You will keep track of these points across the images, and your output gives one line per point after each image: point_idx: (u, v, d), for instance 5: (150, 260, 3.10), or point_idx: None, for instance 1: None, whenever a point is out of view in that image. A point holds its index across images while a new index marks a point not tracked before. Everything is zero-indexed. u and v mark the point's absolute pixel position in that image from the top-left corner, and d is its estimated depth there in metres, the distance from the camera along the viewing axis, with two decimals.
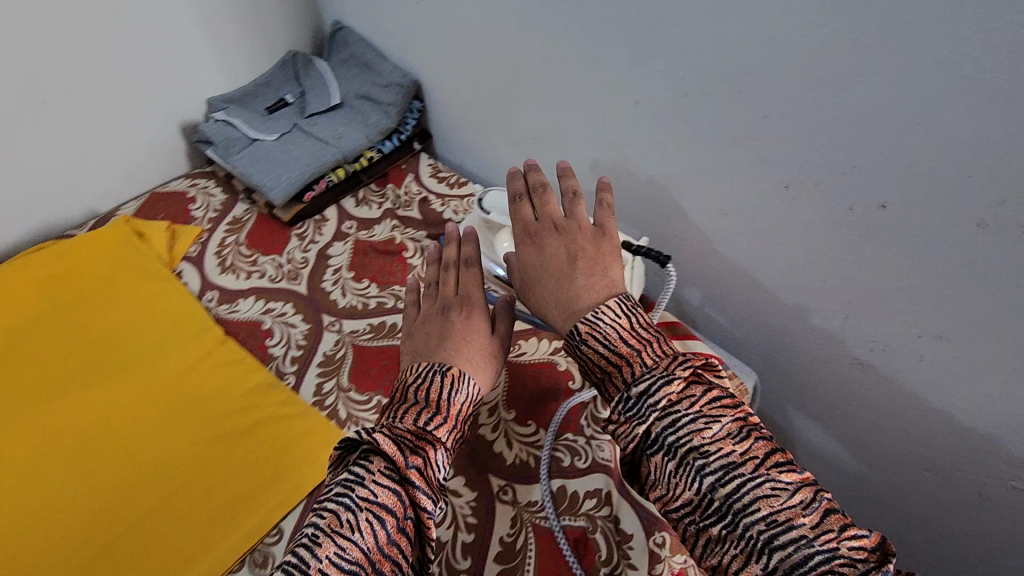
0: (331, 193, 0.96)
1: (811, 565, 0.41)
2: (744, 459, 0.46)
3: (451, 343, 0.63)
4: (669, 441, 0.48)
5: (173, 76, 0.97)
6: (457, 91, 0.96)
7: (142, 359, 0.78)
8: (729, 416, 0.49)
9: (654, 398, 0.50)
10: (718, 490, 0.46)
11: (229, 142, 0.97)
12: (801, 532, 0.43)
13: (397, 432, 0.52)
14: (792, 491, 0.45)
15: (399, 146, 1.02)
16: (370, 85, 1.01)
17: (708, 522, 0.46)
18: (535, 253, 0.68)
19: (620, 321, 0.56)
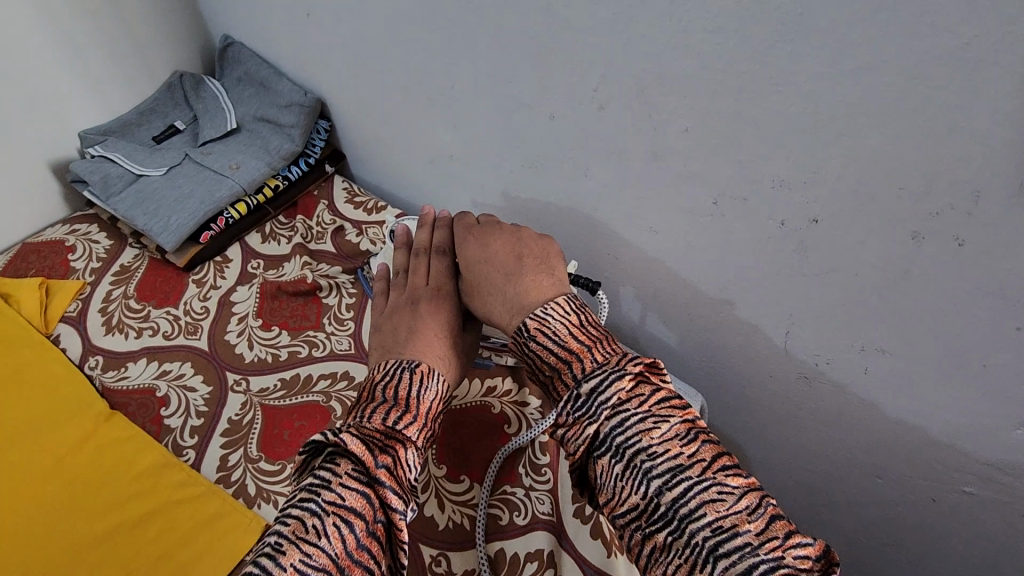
0: (232, 231, 0.87)
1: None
2: (691, 462, 0.44)
3: (417, 336, 0.59)
4: (617, 442, 0.46)
5: (36, 109, 0.85)
6: (365, 108, 0.88)
7: (11, 447, 0.67)
8: (677, 418, 0.47)
9: (606, 396, 0.48)
10: (664, 494, 0.44)
11: (109, 180, 0.86)
12: (746, 539, 0.41)
13: (366, 433, 0.48)
14: (738, 496, 0.43)
15: (309, 170, 0.93)
16: (269, 106, 0.92)
17: (654, 529, 0.44)
18: (479, 249, 0.64)
19: (569, 318, 0.54)
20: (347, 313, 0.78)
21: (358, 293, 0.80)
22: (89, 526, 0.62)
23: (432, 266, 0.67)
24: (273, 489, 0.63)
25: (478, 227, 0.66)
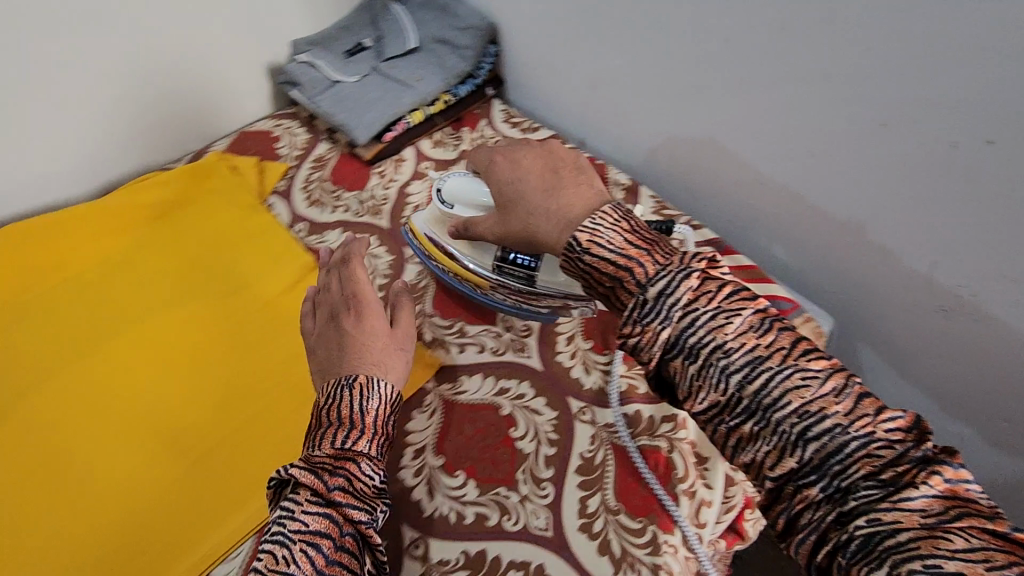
0: (409, 134, 0.99)
1: (846, 452, 0.44)
2: (770, 353, 0.48)
3: (348, 351, 0.62)
4: (690, 343, 0.50)
5: (263, 16, 1.00)
6: (533, 33, 0.97)
7: (243, 287, 0.85)
8: (748, 313, 0.50)
9: (671, 294, 0.51)
10: (746, 388, 0.48)
11: (314, 83, 1.01)
12: (835, 420, 0.45)
13: (316, 461, 0.54)
14: (823, 380, 0.47)
15: (474, 90, 1.03)
16: (445, 29, 1.02)
17: (740, 421, 0.48)
18: (512, 167, 0.67)
19: (621, 225, 0.56)
20: None
21: None
22: (297, 356, 0.78)
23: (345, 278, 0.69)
24: (447, 337, 0.76)
25: (501, 148, 0.69)
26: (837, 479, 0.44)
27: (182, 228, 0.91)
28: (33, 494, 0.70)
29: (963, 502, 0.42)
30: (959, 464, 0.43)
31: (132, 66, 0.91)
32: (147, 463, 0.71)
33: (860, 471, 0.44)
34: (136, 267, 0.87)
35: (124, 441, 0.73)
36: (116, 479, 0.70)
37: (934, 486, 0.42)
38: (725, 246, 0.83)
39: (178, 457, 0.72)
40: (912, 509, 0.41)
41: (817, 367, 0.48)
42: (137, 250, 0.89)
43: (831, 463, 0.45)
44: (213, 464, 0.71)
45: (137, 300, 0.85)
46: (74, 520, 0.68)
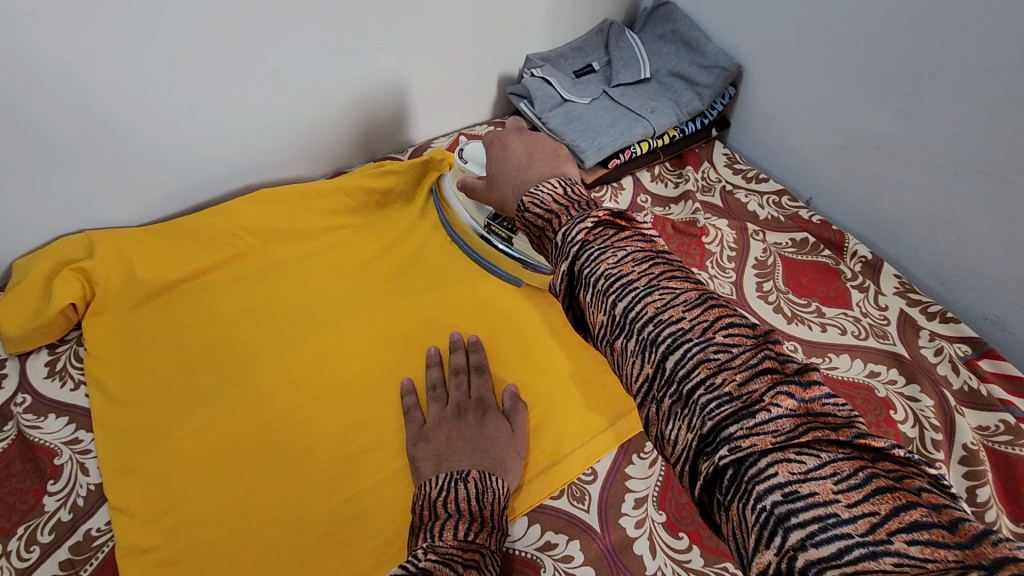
0: (630, 164, 0.96)
1: (689, 356, 0.40)
2: (639, 276, 0.44)
3: (468, 442, 0.61)
4: (584, 273, 0.46)
5: (512, 27, 1.02)
6: (788, 83, 0.93)
7: (438, 301, 0.81)
8: (635, 247, 0.46)
9: (572, 243, 0.47)
10: (619, 306, 0.44)
11: (544, 98, 1.00)
12: (683, 328, 0.42)
13: (444, 552, 0.46)
14: (678, 295, 0.43)
15: (700, 130, 1.00)
16: (687, 64, 1.00)
17: (613, 339, 0.44)
18: (501, 149, 0.66)
19: (558, 190, 0.53)
20: (729, 263, 0.85)
21: (739, 247, 0.87)
22: None
23: (474, 384, 0.69)
24: None
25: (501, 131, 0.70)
26: (683, 385, 0.40)
27: (405, 225, 0.90)
28: (232, 445, 0.68)
29: (815, 417, 0.37)
30: (811, 381, 0.39)
31: (394, 59, 0.94)
32: (271, 484, 0.65)
33: (700, 374, 0.40)
34: (338, 258, 0.87)
35: (256, 448, 0.68)
36: (237, 489, 0.65)
37: (786, 406, 0.37)
38: (987, 349, 0.74)
39: (301, 489, 0.65)
40: (763, 430, 0.36)
41: (678, 289, 0.44)
42: (347, 242, 0.90)
43: (680, 371, 0.40)
44: (338, 513, 0.63)
45: (323, 293, 0.83)
46: (264, 483, 0.65)
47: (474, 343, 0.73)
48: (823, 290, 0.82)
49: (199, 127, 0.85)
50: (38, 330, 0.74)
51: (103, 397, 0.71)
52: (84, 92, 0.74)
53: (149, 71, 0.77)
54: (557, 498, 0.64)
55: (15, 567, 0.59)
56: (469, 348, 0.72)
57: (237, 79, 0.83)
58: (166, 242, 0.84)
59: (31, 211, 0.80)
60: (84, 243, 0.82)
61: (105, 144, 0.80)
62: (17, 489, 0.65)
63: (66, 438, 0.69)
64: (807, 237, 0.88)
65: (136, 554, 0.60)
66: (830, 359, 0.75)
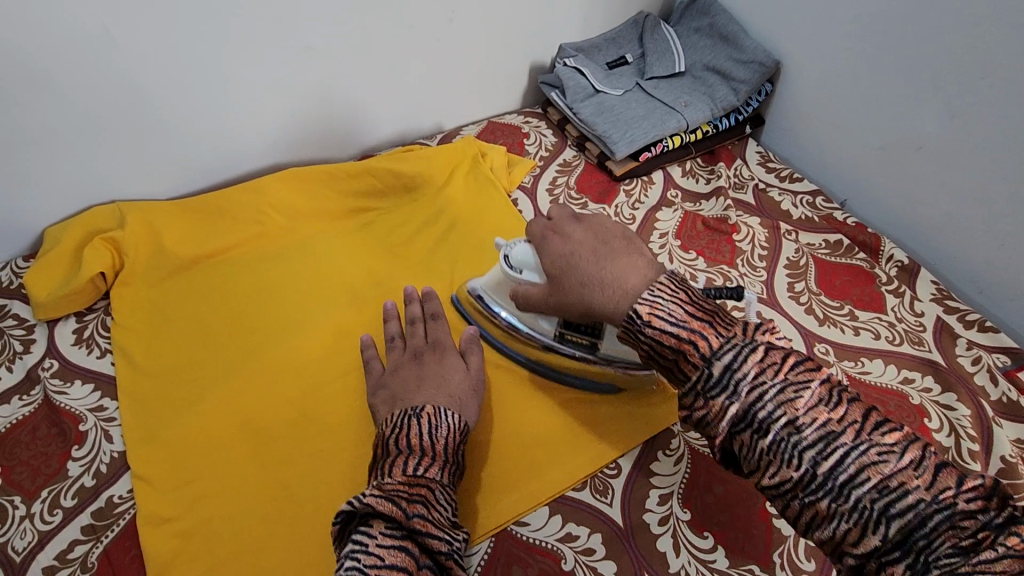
0: (662, 158, 0.95)
1: (929, 526, 0.41)
2: (842, 428, 0.45)
3: (423, 383, 0.62)
4: (760, 418, 0.46)
5: (548, 16, 1.00)
6: (827, 81, 0.91)
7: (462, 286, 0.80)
8: (818, 386, 0.47)
9: (745, 386, 0.47)
10: (820, 464, 0.44)
11: (576, 88, 0.98)
12: (917, 495, 0.42)
13: (391, 489, 0.51)
14: (899, 454, 0.43)
15: (734, 126, 0.98)
16: (723, 59, 0.99)
17: (814, 498, 0.44)
18: (562, 242, 0.63)
19: (679, 297, 0.52)
20: (760, 262, 0.83)
21: (771, 247, 0.85)
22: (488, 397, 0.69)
23: (431, 328, 0.69)
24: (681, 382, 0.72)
25: (554, 220, 0.67)
26: (922, 554, 0.41)
27: (427, 210, 0.90)
28: (253, 421, 0.68)
29: None
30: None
31: (428, 44, 0.94)
32: (290, 465, 0.65)
33: (943, 542, 0.40)
34: (362, 241, 0.87)
35: (275, 428, 0.67)
36: (256, 468, 0.64)
37: (1010, 544, 0.39)
38: None
39: (319, 472, 0.64)
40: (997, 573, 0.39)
41: (888, 440, 0.44)
42: (371, 224, 0.89)
43: (914, 537, 0.41)
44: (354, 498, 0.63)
45: (345, 275, 0.83)
46: (282, 463, 0.65)
47: (428, 291, 0.74)
48: (857, 294, 0.80)
49: (232, 102, 0.85)
50: (67, 296, 0.75)
51: (128, 366, 0.72)
52: (123, 63, 0.74)
53: (187, 44, 0.77)
54: (579, 490, 0.63)
55: (38, 530, 0.60)
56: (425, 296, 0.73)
57: (272, 57, 0.83)
58: (195, 217, 0.84)
59: (65, 180, 0.81)
60: (114, 212, 0.82)
61: (139, 116, 0.80)
62: (42, 453, 0.65)
63: (91, 405, 0.69)
64: (842, 239, 0.85)
65: (156, 523, 0.60)
66: (862, 363, 0.73)
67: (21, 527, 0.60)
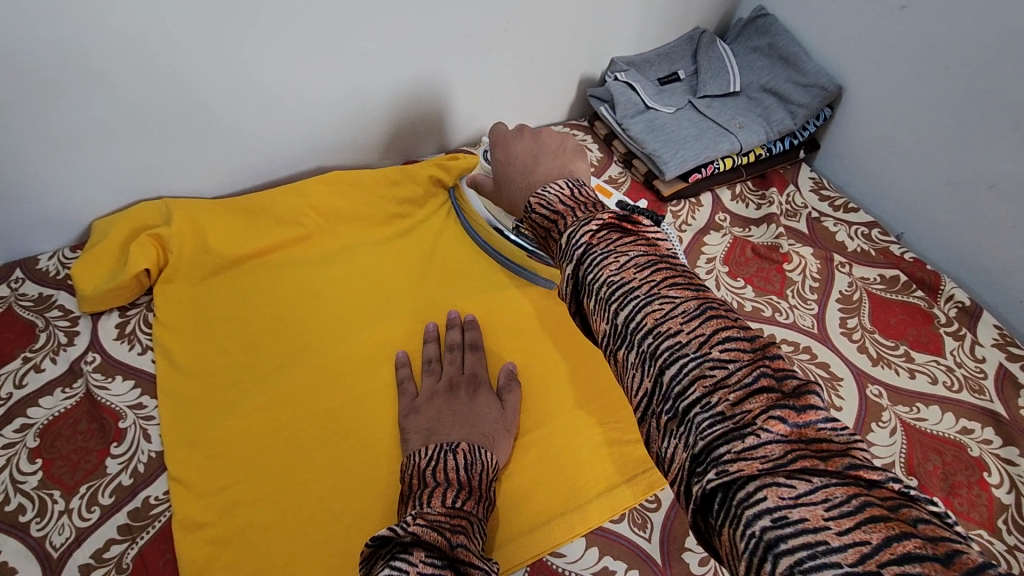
0: (712, 179, 0.92)
1: (685, 371, 0.37)
2: (639, 284, 0.41)
3: (460, 419, 0.61)
4: (586, 280, 0.43)
5: (602, 28, 0.99)
6: (892, 109, 0.87)
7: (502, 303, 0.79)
8: (639, 251, 0.43)
9: (576, 245, 0.45)
10: (619, 314, 0.41)
11: (627, 103, 0.96)
12: (683, 342, 0.38)
13: (433, 519, 0.48)
14: (680, 308, 0.40)
15: (788, 151, 0.96)
16: (782, 81, 0.96)
17: (615, 350, 0.41)
18: (504, 149, 0.67)
19: (565, 191, 0.52)
20: (811, 294, 0.80)
21: (822, 278, 0.82)
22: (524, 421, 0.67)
23: (466, 359, 0.70)
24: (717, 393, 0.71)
25: (504, 131, 0.69)
26: (676, 401, 0.37)
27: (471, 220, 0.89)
28: (289, 429, 0.67)
29: (806, 444, 0.34)
30: (807, 406, 0.35)
31: (481, 52, 0.93)
32: (320, 475, 0.64)
33: (696, 392, 0.37)
34: (400, 249, 0.86)
35: (307, 436, 0.67)
36: (287, 476, 0.64)
37: (776, 431, 0.34)
38: None
39: (349, 486, 0.64)
40: (753, 455, 0.33)
41: (679, 296, 0.41)
42: (410, 233, 0.88)
43: (674, 385, 0.38)
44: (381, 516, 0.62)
45: (382, 283, 0.82)
46: (314, 473, 0.64)
47: (471, 321, 0.74)
48: (913, 334, 0.76)
49: (285, 104, 0.85)
50: (112, 291, 0.75)
51: (168, 365, 0.72)
52: (183, 61, 0.75)
53: (247, 46, 0.77)
54: (618, 523, 0.62)
55: (76, 526, 0.60)
56: (466, 325, 0.74)
57: (327, 60, 0.83)
58: (240, 217, 0.84)
59: (115, 174, 0.81)
60: (162, 209, 0.82)
61: (193, 115, 0.80)
62: (82, 448, 0.65)
63: (131, 402, 0.69)
64: (898, 275, 0.82)
65: (192, 528, 0.60)
66: (918, 408, 0.70)
67: (59, 522, 0.60)
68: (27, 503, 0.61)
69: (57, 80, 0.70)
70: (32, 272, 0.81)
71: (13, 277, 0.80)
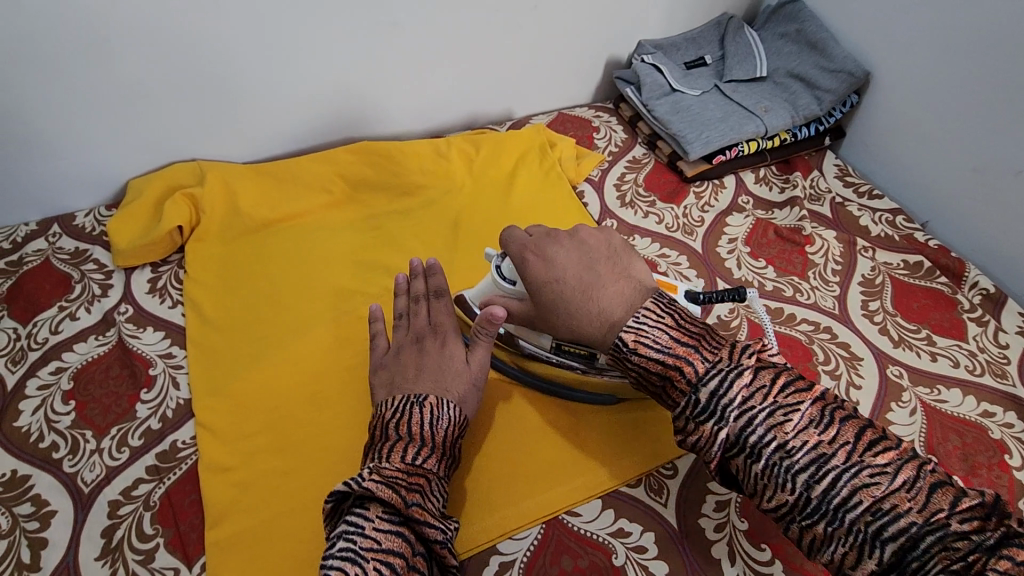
0: (735, 163, 0.92)
1: (919, 546, 0.42)
2: (834, 451, 0.46)
3: (426, 372, 0.59)
4: (752, 443, 0.48)
5: (632, 10, 0.99)
6: (920, 95, 0.87)
7: None
8: (803, 404, 0.49)
9: (726, 404, 0.50)
10: (814, 487, 0.46)
11: (653, 86, 0.97)
12: (907, 517, 0.43)
13: (389, 474, 0.50)
14: (891, 475, 0.45)
15: (813, 136, 0.96)
16: (810, 66, 0.96)
17: (811, 522, 0.46)
18: (543, 264, 0.61)
19: (664, 321, 0.54)
20: (833, 277, 0.80)
21: (845, 262, 0.82)
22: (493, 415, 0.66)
23: (432, 308, 0.64)
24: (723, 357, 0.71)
25: (533, 240, 0.63)
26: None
27: (494, 194, 0.90)
28: (310, 383, 0.69)
29: None
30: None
31: (511, 30, 0.94)
32: (339, 427, 0.66)
33: (937, 564, 0.42)
34: (422, 218, 0.87)
35: (327, 391, 0.68)
36: (309, 426, 0.65)
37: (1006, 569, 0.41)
38: None
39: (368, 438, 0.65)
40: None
41: (882, 460, 0.46)
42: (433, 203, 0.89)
43: (907, 560, 0.42)
44: None
45: (404, 250, 0.83)
46: (334, 426, 0.66)
47: (435, 264, 0.67)
48: (936, 319, 0.76)
49: (318, 72, 0.87)
50: (145, 246, 0.77)
51: (197, 319, 0.74)
52: (221, 25, 0.77)
53: (285, 14, 0.79)
54: (633, 487, 0.62)
55: (107, 464, 0.62)
56: (427, 271, 0.67)
57: (362, 31, 0.85)
58: (269, 181, 0.86)
59: (152, 136, 0.83)
60: (196, 171, 0.85)
61: (227, 79, 0.82)
62: (113, 392, 0.67)
63: (162, 351, 0.71)
64: (922, 261, 0.82)
65: (217, 472, 0.62)
66: (938, 391, 0.70)
67: (90, 460, 0.62)
68: (60, 442, 0.63)
69: (101, 38, 0.72)
70: (68, 227, 0.83)
71: (51, 231, 0.82)
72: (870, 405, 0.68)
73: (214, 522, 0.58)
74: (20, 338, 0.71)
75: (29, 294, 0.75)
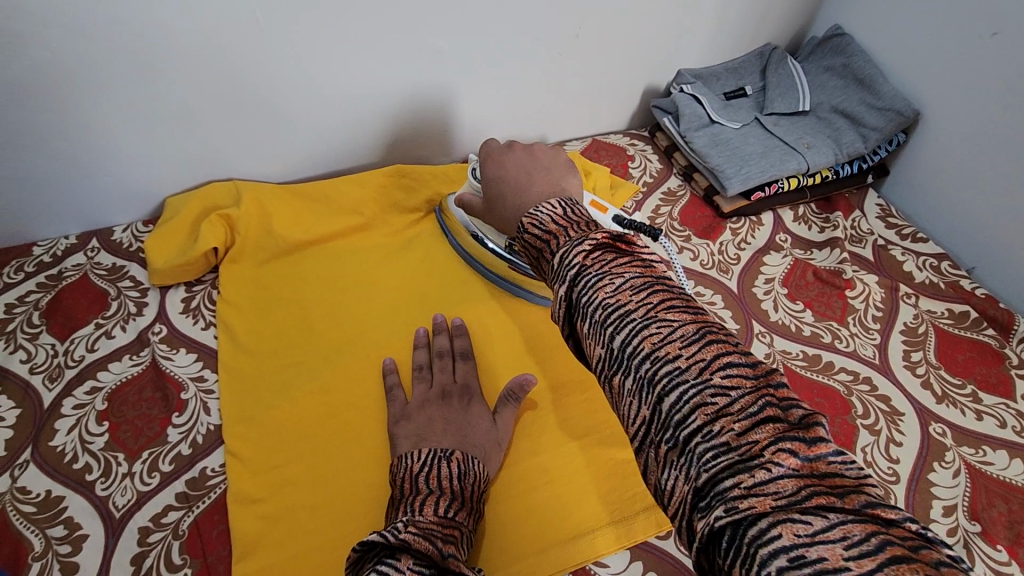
0: (774, 199, 0.90)
1: (683, 398, 0.36)
2: (636, 305, 0.40)
3: (452, 429, 0.61)
4: (579, 302, 0.42)
5: (673, 40, 0.98)
6: (970, 139, 0.85)
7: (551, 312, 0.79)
8: (634, 273, 0.42)
9: (569, 266, 0.44)
10: (614, 338, 0.40)
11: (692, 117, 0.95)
12: (676, 365, 0.37)
13: (424, 527, 0.48)
14: (676, 327, 0.39)
15: (856, 174, 0.93)
16: (856, 103, 0.93)
17: (612, 376, 0.40)
18: (496, 164, 0.67)
19: (558, 211, 0.51)
20: (874, 324, 0.78)
21: (886, 309, 0.80)
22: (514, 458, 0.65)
23: (456, 367, 0.69)
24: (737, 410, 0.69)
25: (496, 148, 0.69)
26: (675, 429, 0.36)
27: None
28: (339, 416, 0.69)
29: (820, 479, 0.32)
30: (817, 438, 0.34)
31: (550, 57, 0.93)
32: (366, 462, 0.65)
33: (696, 420, 0.36)
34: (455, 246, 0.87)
35: (356, 425, 0.68)
36: (338, 460, 0.65)
37: (787, 465, 0.33)
38: None
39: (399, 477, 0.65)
40: (764, 491, 0.32)
41: (676, 318, 0.40)
42: None
43: (673, 413, 0.37)
44: None
45: (434, 278, 0.83)
46: (363, 461, 0.65)
47: (459, 327, 0.74)
48: (982, 373, 0.73)
49: (358, 96, 0.87)
50: (182, 265, 0.78)
51: (230, 343, 0.74)
52: (265, 52, 0.77)
53: (331, 41, 0.80)
54: (664, 540, 0.61)
55: (138, 489, 0.62)
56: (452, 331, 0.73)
57: (404, 58, 0.85)
58: (303, 203, 0.86)
59: (192, 155, 0.84)
60: (234, 191, 0.85)
61: (268, 102, 0.83)
62: (145, 415, 0.68)
63: (193, 374, 0.72)
64: (968, 311, 0.79)
65: (245, 503, 0.62)
66: (983, 452, 0.67)
67: (122, 484, 0.62)
68: (93, 464, 0.64)
69: (147, 62, 0.73)
70: (106, 243, 0.84)
71: (89, 246, 0.84)
72: (911, 465, 0.65)
73: (245, 553, 0.59)
74: (57, 355, 0.72)
75: (67, 309, 0.76)
